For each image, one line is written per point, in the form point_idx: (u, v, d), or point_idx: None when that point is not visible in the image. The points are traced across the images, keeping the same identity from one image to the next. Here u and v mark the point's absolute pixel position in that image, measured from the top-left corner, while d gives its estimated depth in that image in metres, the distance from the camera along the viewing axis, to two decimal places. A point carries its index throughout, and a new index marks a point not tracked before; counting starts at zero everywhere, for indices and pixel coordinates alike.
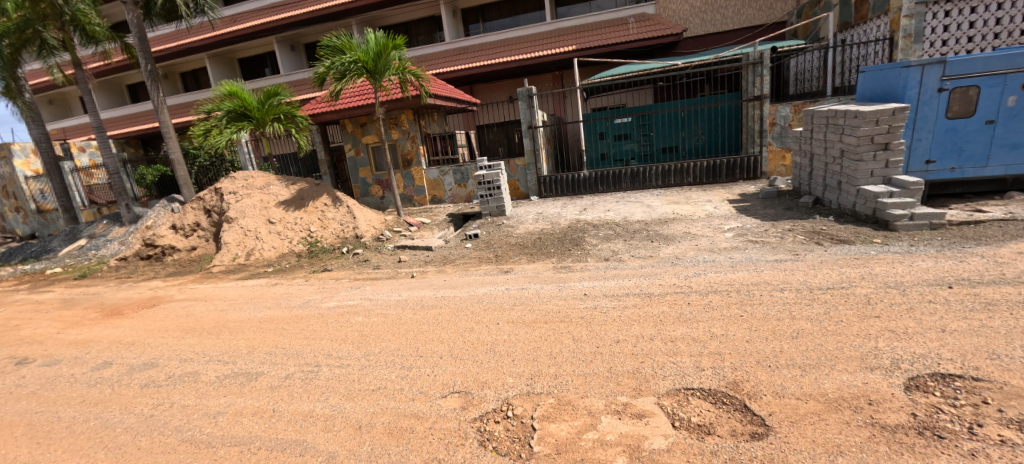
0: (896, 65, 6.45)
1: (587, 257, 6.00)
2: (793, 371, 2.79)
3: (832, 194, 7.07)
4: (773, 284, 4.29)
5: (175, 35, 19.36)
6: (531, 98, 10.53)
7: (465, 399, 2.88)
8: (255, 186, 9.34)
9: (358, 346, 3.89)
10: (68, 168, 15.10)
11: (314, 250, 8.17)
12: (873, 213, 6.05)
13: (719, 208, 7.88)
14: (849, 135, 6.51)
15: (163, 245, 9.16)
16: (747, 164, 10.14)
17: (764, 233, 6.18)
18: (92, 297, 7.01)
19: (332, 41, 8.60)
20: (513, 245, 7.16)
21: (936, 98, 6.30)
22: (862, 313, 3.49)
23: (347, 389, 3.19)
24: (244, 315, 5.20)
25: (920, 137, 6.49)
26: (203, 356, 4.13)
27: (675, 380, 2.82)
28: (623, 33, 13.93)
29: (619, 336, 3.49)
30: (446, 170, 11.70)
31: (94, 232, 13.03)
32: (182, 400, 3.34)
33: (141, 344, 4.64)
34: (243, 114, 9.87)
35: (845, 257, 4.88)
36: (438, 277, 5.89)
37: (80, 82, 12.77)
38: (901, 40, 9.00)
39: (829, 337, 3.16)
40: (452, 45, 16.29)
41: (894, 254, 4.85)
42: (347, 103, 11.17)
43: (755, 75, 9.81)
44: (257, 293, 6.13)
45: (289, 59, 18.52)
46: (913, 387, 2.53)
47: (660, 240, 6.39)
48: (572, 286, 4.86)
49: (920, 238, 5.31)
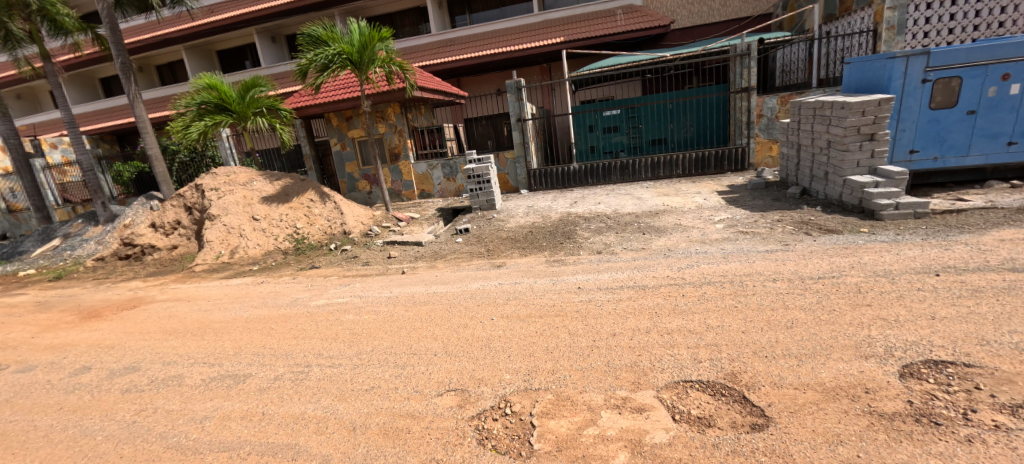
0: (881, 57, 6.49)
1: (580, 250, 5.96)
2: (790, 361, 2.78)
3: (819, 184, 7.14)
4: (765, 275, 4.32)
5: (150, 27, 18.72)
6: (519, 90, 10.41)
7: (462, 397, 2.82)
8: (237, 182, 9.08)
9: (350, 345, 3.79)
10: (40, 165, 14.72)
11: (301, 247, 7.98)
12: (859, 203, 6.16)
13: (709, 200, 7.94)
14: (835, 126, 6.59)
15: (142, 244, 8.77)
16: (735, 156, 10.20)
17: (754, 224, 6.23)
18: (69, 300, 6.74)
19: (313, 31, 8.36)
20: (505, 239, 7.06)
21: (920, 89, 6.39)
22: (854, 301, 3.53)
23: (339, 389, 3.10)
24: (230, 315, 5.05)
25: (904, 128, 6.58)
26: (188, 358, 4.00)
27: (674, 373, 2.80)
28: (610, 25, 13.88)
29: (615, 329, 3.47)
30: (434, 164, 11.54)
31: (69, 232, 12.56)
32: (166, 405, 3.23)
33: (121, 348, 4.48)
34: (222, 108, 9.62)
35: (835, 247, 4.94)
36: (430, 273, 5.77)
37: (49, 76, 12.30)
38: (885, 31, 9.11)
39: (823, 326, 3.17)
40: (439, 37, 16.02)
41: (882, 243, 4.91)
42: (332, 97, 10.89)
43: (742, 66, 9.84)
44: (243, 292, 5.97)
45: (270, 52, 18.08)
46: (908, 374, 2.55)
47: (652, 232, 6.39)
48: (566, 279, 4.81)
49: (905, 227, 5.40)
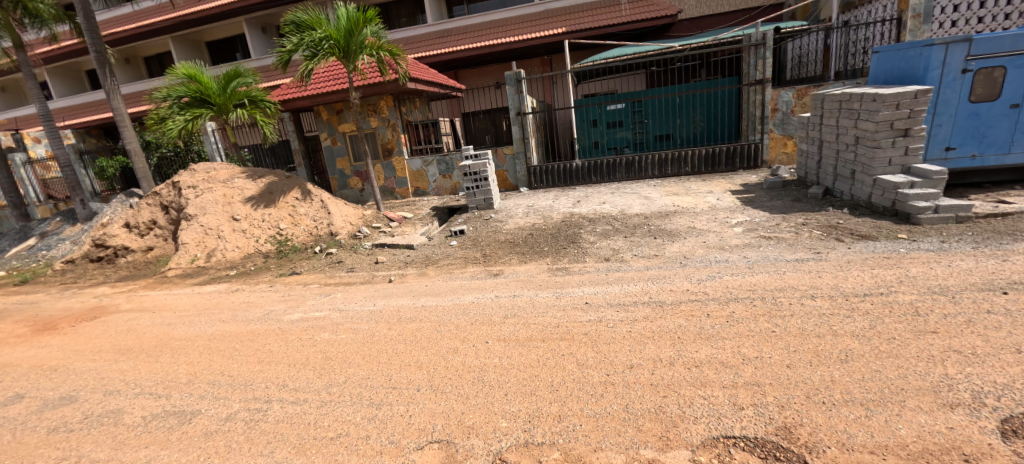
0: (915, 44, 5.91)
1: (585, 256, 5.39)
2: (855, 411, 2.23)
3: (845, 184, 6.58)
4: (801, 290, 3.76)
5: (135, 16, 18.02)
6: (519, 82, 9.80)
7: (447, 452, 2.27)
8: (217, 180, 8.50)
9: (320, 374, 3.24)
10: (19, 161, 14.14)
11: (283, 250, 7.41)
12: (892, 205, 5.61)
13: (723, 200, 7.38)
14: (865, 120, 6.01)
15: (115, 246, 8.20)
16: (747, 153, 9.63)
17: (776, 228, 5.67)
18: (27, 308, 6.17)
19: (297, 16, 7.77)
20: (503, 243, 6.49)
21: (959, 80, 5.82)
22: (915, 328, 2.97)
23: (299, 437, 2.55)
24: (193, 331, 4.49)
25: (940, 123, 6.03)
26: (134, 387, 3.44)
27: (711, 425, 2.25)
28: (615, 15, 13.25)
29: (633, 360, 2.92)
30: (429, 161, 10.96)
31: (46, 231, 12.00)
32: (92, 453, 2.67)
33: (64, 371, 3.92)
34: (203, 100, 9.07)
35: (874, 256, 4.38)
36: (419, 282, 5.21)
37: (23, 66, 11.70)
38: (911, 20, 8.47)
39: (886, 361, 2.62)
40: (436, 27, 15.36)
41: (927, 252, 4.36)
42: (320, 88, 10.26)
43: (757, 57, 9.23)
44: (214, 302, 5.40)
45: (261, 42, 17.42)
46: (1013, 434, 2.00)
47: (664, 236, 5.81)
48: (571, 292, 4.25)
49: (948, 233, 4.85)
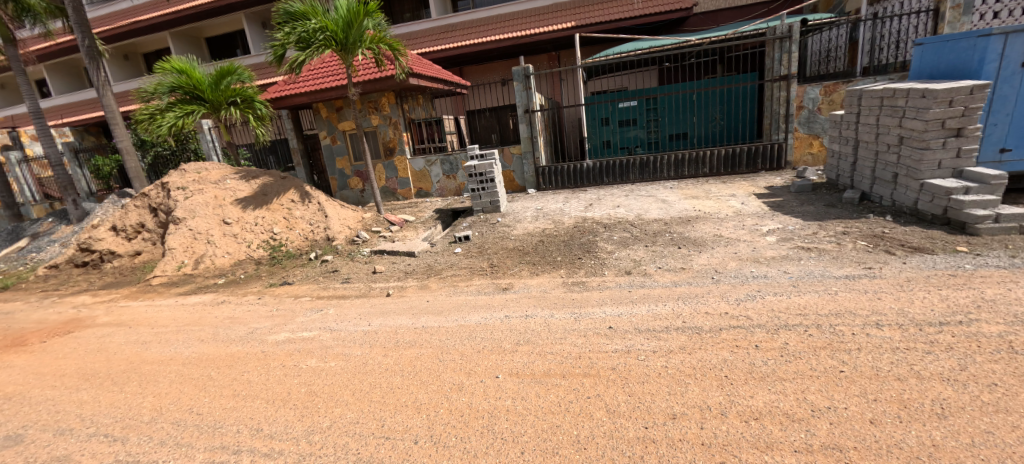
0: (968, 34, 5.33)
1: (604, 269, 4.87)
2: None
3: (885, 188, 6.02)
4: (861, 316, 3.23)
5: (133, 11, 17.62)
6: (527, 78, 9.26)
7: None
8: (208, 180, 8.06)
9: (302, 415, 2.76)
10: (13, 159, 13.82)
11: (276, 256, 6.97)
12: (943, 212, 5.06)
13: (748, 205, 6.84)
14: (912, 119, 5.44)
15: (101, 250, 7.77)
16: (770, 153, 9.06)
17: (814, 237, 5.14)
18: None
19: (291, 4, 7.24)
20: (511, 250, 6.00)
21: (1019, 74, 5.23)
22: (1018, 371, 2.44)
23: None
24: (168, 352, 4.03)
25: (995, 122, 5.50)
26: (89, 425, 2.98)
27: None
28: (626, 8, 12.72)
29: (676, 408, 2.41)
30: (432, 160, 10.48)
31: (38, 232, 11.65)
32: None
33: (17, 401, 3.47)
34: (194, 96, 8.63)
35: (938, 274, 3.82)
36: (420, 297, 4.73)
37: (14, 62, 11.34)
38: (950, 11, 7.96)
39: (998, 419, 2.09)
40: (440, 22, 14.88)
41: (998, 269, 3.81)
42: (317, 84, 9.76)
43: (781, 51, 8.65)
44: (196, 316, 4.94)
45: (261, 38, 17.01)
46: None
47: (689, 246, 5.28)
48: (592, 314, 3.73)
49: (1014, 245, 4.31)
